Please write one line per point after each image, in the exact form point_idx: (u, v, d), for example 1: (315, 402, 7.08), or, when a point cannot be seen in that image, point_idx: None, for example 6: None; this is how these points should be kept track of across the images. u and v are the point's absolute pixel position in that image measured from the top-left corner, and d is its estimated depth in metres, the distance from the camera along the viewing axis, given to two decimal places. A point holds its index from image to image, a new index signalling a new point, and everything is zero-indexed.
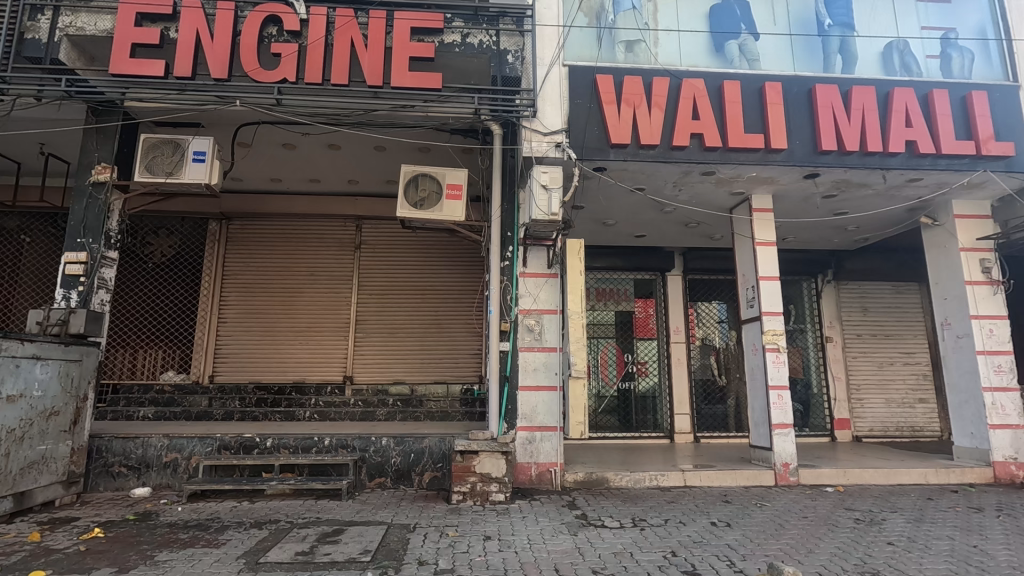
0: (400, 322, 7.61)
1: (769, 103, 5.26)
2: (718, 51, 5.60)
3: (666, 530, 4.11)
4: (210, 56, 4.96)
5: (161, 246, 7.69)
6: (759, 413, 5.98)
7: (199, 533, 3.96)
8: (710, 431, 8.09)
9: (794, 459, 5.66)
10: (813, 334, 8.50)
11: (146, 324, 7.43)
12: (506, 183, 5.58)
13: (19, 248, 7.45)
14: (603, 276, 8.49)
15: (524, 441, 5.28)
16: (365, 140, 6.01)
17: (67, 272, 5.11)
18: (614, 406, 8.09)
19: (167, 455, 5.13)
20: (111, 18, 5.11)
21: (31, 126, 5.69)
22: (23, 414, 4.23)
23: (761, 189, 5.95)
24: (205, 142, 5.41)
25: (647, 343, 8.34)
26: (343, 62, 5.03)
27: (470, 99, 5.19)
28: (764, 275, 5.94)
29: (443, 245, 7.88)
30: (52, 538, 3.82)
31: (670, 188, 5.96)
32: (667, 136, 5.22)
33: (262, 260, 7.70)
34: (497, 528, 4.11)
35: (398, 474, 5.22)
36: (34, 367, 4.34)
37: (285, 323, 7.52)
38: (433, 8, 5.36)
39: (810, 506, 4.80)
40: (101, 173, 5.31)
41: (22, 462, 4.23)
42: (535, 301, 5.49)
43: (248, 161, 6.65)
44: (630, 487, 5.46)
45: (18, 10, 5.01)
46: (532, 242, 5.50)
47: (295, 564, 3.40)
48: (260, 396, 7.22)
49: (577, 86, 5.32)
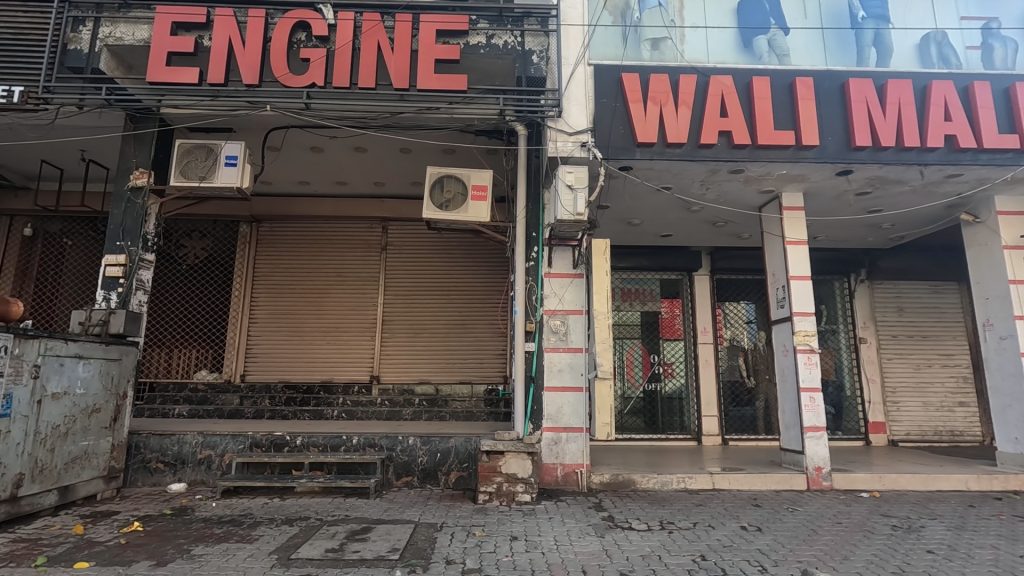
0: (426, 322, 7.67)
1: (800, 99, 5.14)
2: (747, 46, 5.47)
3: (695, 534, 4.06)
4: (242, 63, 5.09)
5: (194, 249, 7.91)
6: (790, 415, 5.85)
7: (233, 528, 4.06)
8: (738, 433, 7.96)
9: (827, 463, 5.52)
10: (846, 335, 8.28)
11: (181, 324, 7.66)
12: (531, 183, 5.58)
13: (62, 251, 7.77)
14: (629, 276, 8.42)
15: (549, 441, 5.26)
16: (390, 143, 6.09)
17: (108, 274, 5.29)
18: (640, 408, 8.02)
19: (201, 452, 5.27)
20: (148, 28, 5.27)
21: (73, 134, 5.92)
22: (67, 411, 4.40)
23: (791, 187, 5.83)
24: (237, 146, 5.54)
25: (673, 344, 8.24)
26: (370, 65, 5.11)
27: (495, 100, 5.25)
28: (795, 274, 5.81)
29: (468, 245, 7.90)
30: (94, 531, 3.96)
31: (697, 187, 5.88)
32: (694, 134, 5.15)
33: (292, 261, 7.86)
34: (524, 529, 4.11)
35: (425, 473, 5.26)
36: (77, 366, 4.52)
37: (314, 323, 7.66)
38: (458, 10, 5.40)
39: (845, 511, 4.68)
40: (139, 178, 5.47)
41: (67, 457, 4.40)
42: (561, 302, 5.47)
43: (278, 165, 6.80)
44: (657, 489, 5.40)
45: (62, 22, 5.20)
46: (558, 242, 5.50)
47: (325, 560, 3.45)
48: (290, 395, 7.37)
49: (602, 85, 5.28)
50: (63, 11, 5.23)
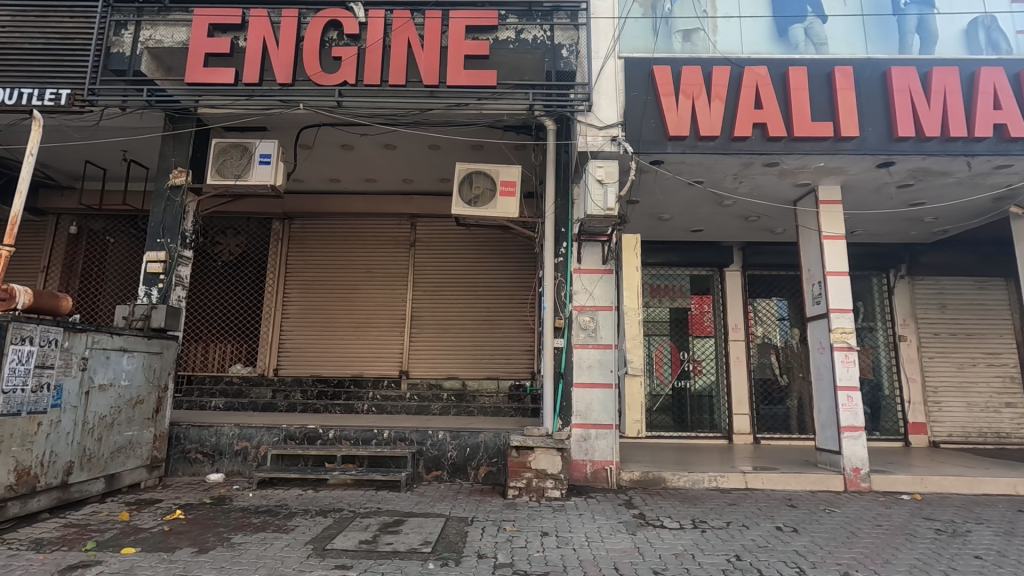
0: (454, 318, 7.72)
1: (839, 89, 4.99)
2: (782, 36, 5.32)
3: (729, 533, 3.99)
4: (276, 62, 5.19)
5: (228, 245, 8.12)
6: (826, 414, 5.69)
7: (270, 518, 4.16)
8: (771, 432, 7.80)
9: (865, 464, 5.36)
10: (884, 333, 8.02)
11: (217, 319, 7.87)
12: (560, 178, 5.56)
13: (106, 248, 8.06)
14: (659, 272, 8.32)
15: (579, 438, 5.25)
16: (420, 140, 6.13)
17: (149, 270, 5.46)
18: (669, 405, 7.93)
19: (238, 443, 5.40)
20: (187, 30, 5.42)
21: (116, 135, 6.12)
22: (113, 402, 4.56)
23: (828, 180, 5.66)
24: (271, 145, 5.65)
25: (703, 341, 8.12)
26: (401, 62, 5.15)
27: (524, 95, 5.25)
28: (832, 270, 5.66)
29: (496, 241, 7.89)
30: (139, 517, 4.10)
31: (730, 181, 5.76)
32: (728, 126, 5.05)
33: (323, 258, 7.99)
34: (555, 525, 4.11)
35: (454, 467, 5.31)
36: (122, 358, 4.68)
37: (345, 318, 7.79)
38: (488, 5, 5.39)
39: (885, 514, 4.54)
40: (178, 177, 5.63)
41: (113, 446, 4.57)
42: (590, 298, 5.44)
43: (310, 163, 6.92)
44: (688, 488, 5.34)
45: (105, 26, 5.38)
46: (587, 238, 5.46)
47: (359, 551, 3.51)
48: (321, 389, 7.50)
49: (632, 78, 5.20)
50: (106, 15, 5.41)
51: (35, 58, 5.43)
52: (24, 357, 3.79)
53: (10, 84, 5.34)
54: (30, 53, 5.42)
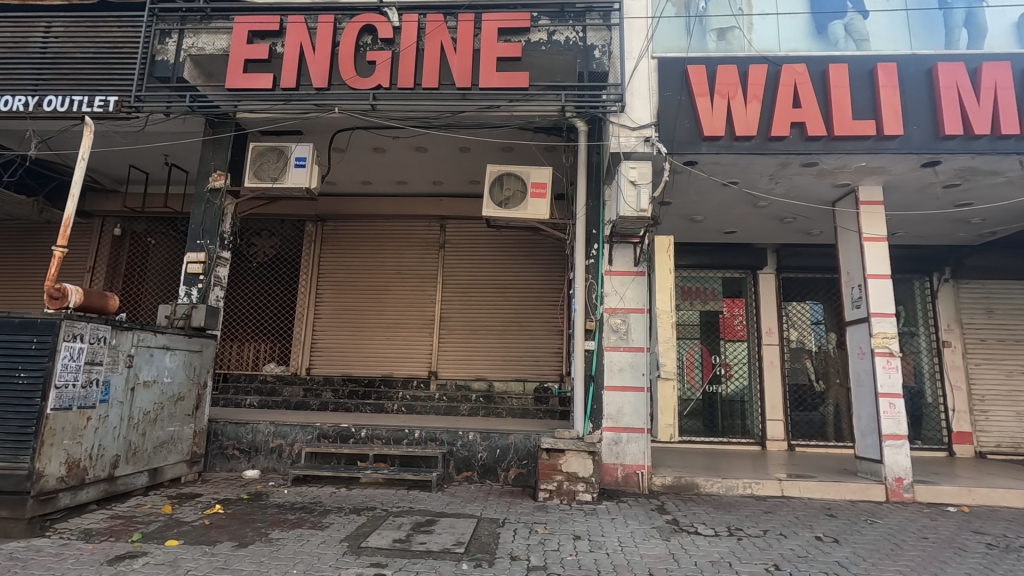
0: (483, 320, 7.74)
1: (882, 87, 4.84)
2: (821, 32, 5.17)
3: (766, 542, 3.89)
4: (313, 67, 5.29)
5: (263, 247, 8.32)
6: (866, 421, 5.52)
7: (305, 515, 4.22)
8: (807, 439, 7.59)
9: (908, 474, 5.18)
10: (927, 338, 7.75)
11: (252, 319, 8.08)
12: (592, 180, 5.53)
13: (147, 249, 8.41)
14: (690, 275, 8.20)
15: (610, 441, 5.20)
16: (451, 142, 6.17)
17: (189, 271, 5.60)
18: (700, 410, 7.82)
19: (273, 441, 5.51)
20: (227, 37, 5.57)
21: (160, 140, 6.34)
22: (155, 398, 4.71)
23: (869, 180, 5.50)
24: (306, 148, 5.75)
25: (735, 345, 7.97)
26: (434, 66, 5.21)
27: (556, 97, 5.23)
28: (873, 272, 5.48)
29: (525, 243, 7.88)
30: (181, 511, 4.22)
31: (766, 181, 5.64)
32: (765, 126, 4.95)
33: (354, 259, 8.10)
34: (587, 529, 4.07)
35: (485, 468, 5.32)
36: (165, 356, 4.83)
37: (375, 319, 7.89)
38: (520, 7, 5.41)
39: (930, 526, 4.38)
40: (216, 180, 5.77)
41: (156, 441, 4.72)
42: (622, 300, 5.38)
43: (343, 166, 7.02)
44: (722, 494, 5.24)
45: (150, 35, 5.56)
46: (618, 239, 5.41)
47: (394, 550, 3.54)
48: (352, 388, 7.60)
49: (666, 79, 5.14)
50: (151, 24, 5.60)
51: (85, 67, 5.65)
52: (75, 353, 3.93)
53: (62, 91, 5.57)
54: (80, 62, 5.64)
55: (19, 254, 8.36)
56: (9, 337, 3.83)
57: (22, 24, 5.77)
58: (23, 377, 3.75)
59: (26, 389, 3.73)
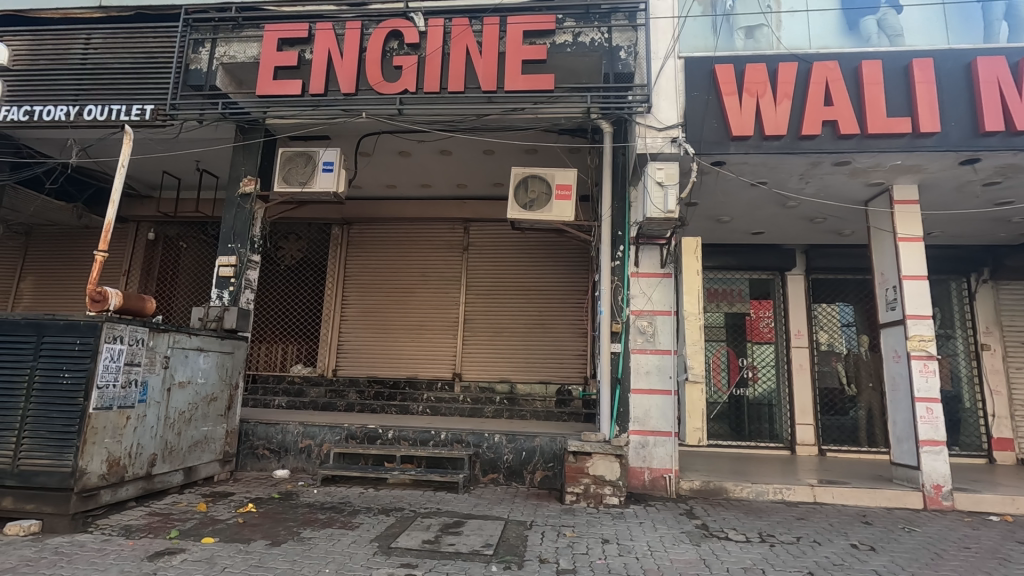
0: (506, 322, 7.75)
1: (917, 83, 4.72)
2: (852, 29, 5.04)
3: (800, 549, 3.81)
4: (341, 73, 5.38)
5: (291, 250, 8.48)
6: (902, 427, 5.37)
7: (335, 515, 4.28)
8: (837, 444, 7.42)
9: (948, 481, 5.02)
10: (964, 341, 7.52)
11: (280, 321, 8.24)
12: (617, 181, 5.49)
13: (178, 253, 8.61)
14: (716, 276, 8.10)
15: (636, 445, 5.15)
16: (475, 145, 6.21)
17: (221, 274, 5.72)
18: (726, 413, 7.70)
19: (302, 441, 5.60)
20: (258, 45, 5.70)
21: (192, 147, 6.50)
22: (190, 398, 4.83)
23: (903, 178, 5.35)
24: (334, 153, 5.84)
25: (762, 347, 7.84)
26: (459, 69, 5.25)
27: (581, 98, 5.21)
28: (908, 274, 5.34)
29: (549, 245, 7.86)
30: (215, 509, 4.32)
31: (795, 181, 5.54)
32: (795, 125, 4.86)
33: (379, 261, 8.20)
34: (615, 532, 4.04)
35: (511, 471, 5.32)
36: (199, 357, 4.95)
37: (400, 321, 7.96)
38: (545, 10, 5.42)
39: (972, 535, 4.24)
40: (247, 186, 5.87)
41: (190, 441, 4.84)
42: (649, 302, 5.33)
43: (369, 170, 7.12)
44: (752, 500, 5.15)
45: (184, 45, 5.72)
46: (645, 241, 5.36)
47: (423, 551, 3.57)
48: (377, 389, 7.67)
49: (693, 78, 5.08)
50: (185, 35, 5.76)
51: (120, 77, 5.82)
52: (115, 355, 4.05)
53: (101, 101, 5.76)
54: (118, 72, 5.82)
55: (59, 258, 8.66)
56: (55, 338, 3.96)
57: (62, 36, 5.98)
58: (67, 377, 3.88)
59: (69, 388, 3.86)
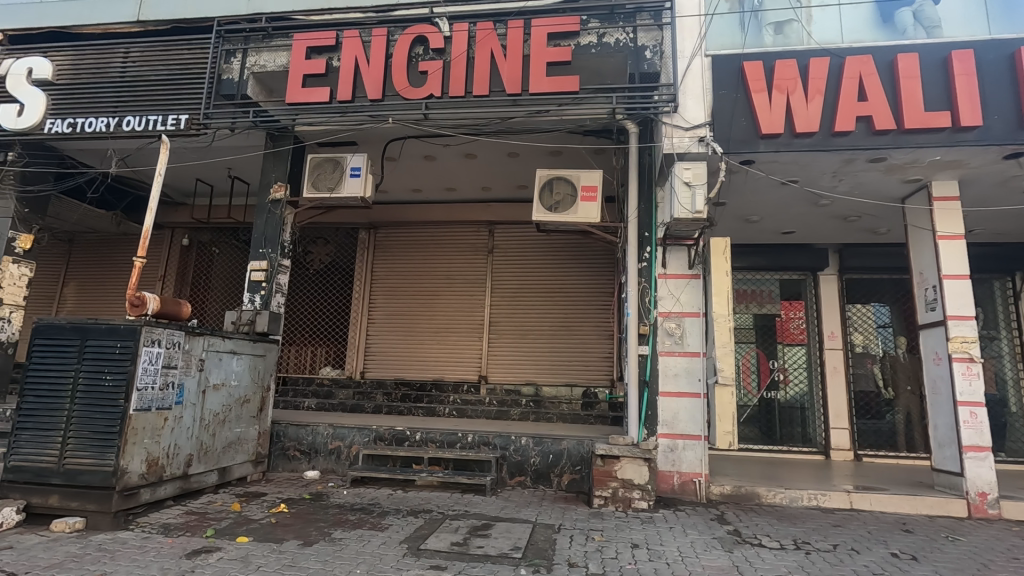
0: (532, 324, 7.74)
1: (957, 75, 4.56)
2: (887, 21, 4.89)
3: (837, 557, 3.71)
4: (368, 79, 5.46)
5: (319, 254, 8.63)
6: (943, 431, 5.18)
7: (365, 516, 4.33)
8: (874, 449, 7.19)
9: (993, 489, 4.82)
10: (1009, 342, 7.22)
11: (310, 324, 8.39)
12: (643, 181, 5.44)
13: (212, 258, 8.85)
14: (746, 276, 7.94)
15: (665, 448, 5.08)
16: (500, 148, 6.22)
17: (253, 278, 5.85)
18: (756, 417, 7.54)
19: (332, 442, 5.68)
20: (287, 54, 5.82)
21: (224, 155, 6.67)
22: (224, 400, 4.95)
23: (943, 174, 5.17)
24: (361, 158, 5.91)
25: (793, 350, 7.67)
26: (484, 73, 5.27)
27: (606, 99, 5.18)
28: (949, 273, 5.15)
29: (575, 247, 7.83)
30: (249, 509, 4.41)
31: (828, 179, 5.40)
32: (828, 121, 4.74)
33: (405, 264, 8.27)
34: (644, 537, 3.99)
35: (538, 474, 5.30)
36: (232, 360, 5.07)
37: (426, 323, 8.03)
38: (570, 11, 5.41)
39: (1021, 546, 4.05)
40: (277, 192, 5.98)
41: (224, 441, 4.96)
42: (676, 304, 5.26)
43: (395, 174, 7.18)
44: (785, 505, 5.03)
45: (217, 55, 5.87)
46: (672, 242, 5.30)
47: (452, 553, 3.58)
48: (404, 392, 7.74)
49: (720, 76, 5.00)
50: (217, 46, 5.91)
51: (156, 88, 6.00)
52: (153, 358, 4.17)
53: (138, 111, 5.95)
54: (154, 83, 6.01)
55: (99, 264, 8.98)
56: (97, 342, 4.09)
57: (102, 50, 6.20)
58: (109, 380, 4.00)
59: (111, 390, 3.98)
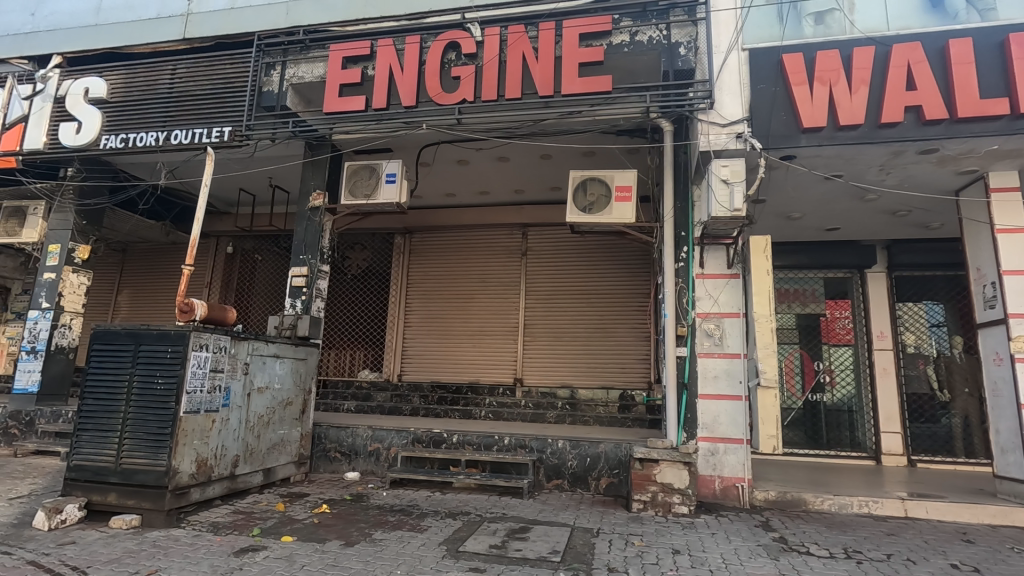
0: (567, 326, 7.70)
1: (1015, 59, 4.32)
2: (937, 5, 4.66)
3: (892, 567, 3.55)
4: (402, 86, 5.56)
5: (357, 260, 8.81)
6: (1006, 436, 4.90)
7: (405, 517, 4.39)
8: (930, 454, 6.84)
9: None
10: None
11: (349, 329, 8.57)
12: (679, 180, 5.34)
13: (254, 265, 9.13)
14: (787, 275, 7.71)
15: (705, 452, 4.96)
16: (533, 150, 6.23)
17: (294, 284, 6.01)
18: (801, 420, 7.30)
19: (371, 444, 5.77)
20: (323, 65, 5.97)
21: (266, 164, 6.89)
22: (269, 403, 5.11)
23: (1001, 165, 4.91)
24: (396, 164, 6.00)
25: (839, 350, 7.39)
26: (516, 76, 5.28)
27: (639, 98, 5.11)
28: (1008, 269, 4.88)
29: (609, 248, 7.75)
30: (293, 509, 4.52)
31: (875, 172, 5.20)
32: (874, 113, 4.56)
33: (440, 268, 8.37)
34: (686, 542, 3.91)
35: (575, 477, 5.26)
36: (275, 364, 5.22)
37: (461, 326, 8.09)
38: (601, 11, 5.36)
39: None
40: (316, 200, 6.14)
41: (269, 443, 5.11)
42: (715, 304, 5.13)
43: (429, 179, 7.27)
44: (834, 512, 4.85)
45: (257, 69, 6.07)
46: (710, 241, 5.18)
47: (491, 555, 3.58)
48: (440, 394, 7.82)
49: (758, 70, 4.90)
50: (258, 59, 6.11)
51: (201, 101, 6.25)
52: (202, 362, 4.33)
53: (185, 125, 6.21)
54: (198, 97, 6.26)
55: (151, 272, 9.40)
56: (149, 347, 4.27)
57: (151, 68, 6.50)
58: (161, 383, 4.18)
59: (163, 393, 4.16)
